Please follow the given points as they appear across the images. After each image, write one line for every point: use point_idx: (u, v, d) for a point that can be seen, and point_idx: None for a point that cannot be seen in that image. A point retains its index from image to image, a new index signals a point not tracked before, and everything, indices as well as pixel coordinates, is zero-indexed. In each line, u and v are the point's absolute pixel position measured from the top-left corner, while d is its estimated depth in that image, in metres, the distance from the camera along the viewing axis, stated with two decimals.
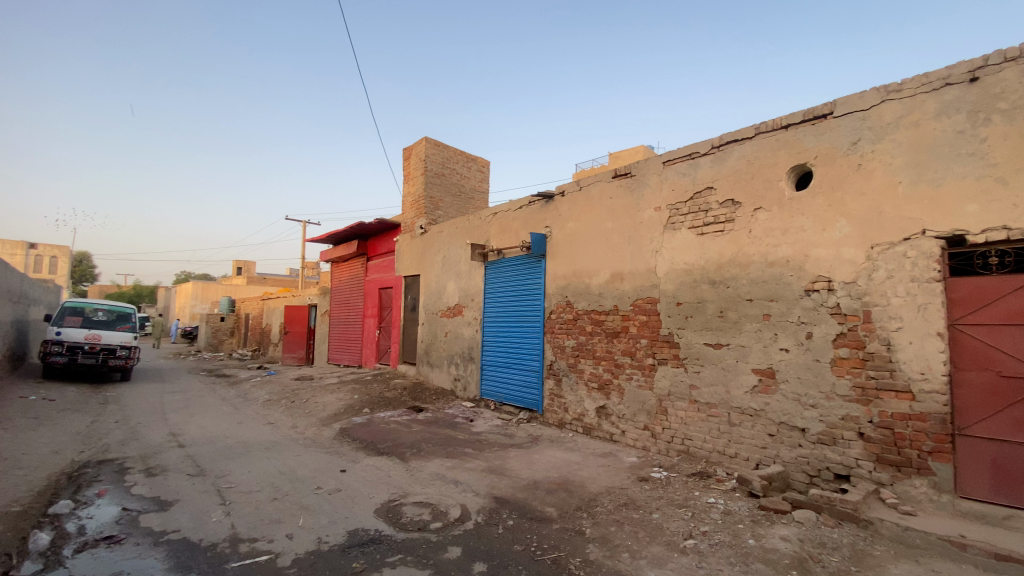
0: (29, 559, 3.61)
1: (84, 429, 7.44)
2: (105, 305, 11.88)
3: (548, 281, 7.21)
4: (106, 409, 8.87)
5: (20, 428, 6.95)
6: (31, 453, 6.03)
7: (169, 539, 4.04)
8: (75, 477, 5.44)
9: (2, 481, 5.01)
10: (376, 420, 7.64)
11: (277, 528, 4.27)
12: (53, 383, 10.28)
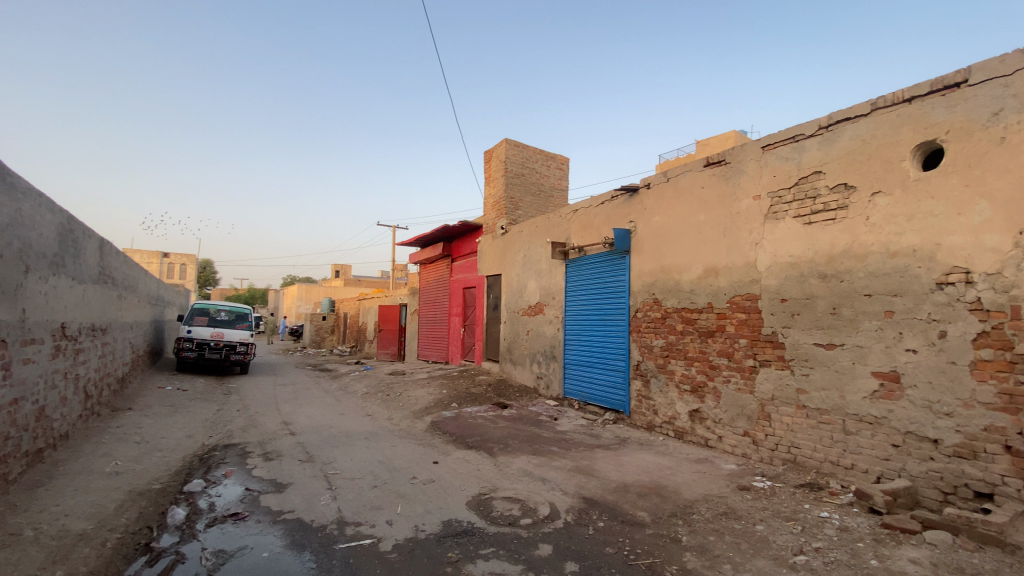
0: (168, 532, 4.13)
1: (212, 416, 8.39)
2: (226, 306, 13.33)
3: (634, 278, 6.97)
4: (230, 398, 9.92)
5: (161, 415, 7.99)
6: (169, 437, 6.91)
7: (286, 518, 4.43)
8: (206, 459, 6.14)
9: (147, 463, 5.78)
10: (464, 416, 7.85)
11: (377, 513, 4.52)
12: (188, 375, 11.73)
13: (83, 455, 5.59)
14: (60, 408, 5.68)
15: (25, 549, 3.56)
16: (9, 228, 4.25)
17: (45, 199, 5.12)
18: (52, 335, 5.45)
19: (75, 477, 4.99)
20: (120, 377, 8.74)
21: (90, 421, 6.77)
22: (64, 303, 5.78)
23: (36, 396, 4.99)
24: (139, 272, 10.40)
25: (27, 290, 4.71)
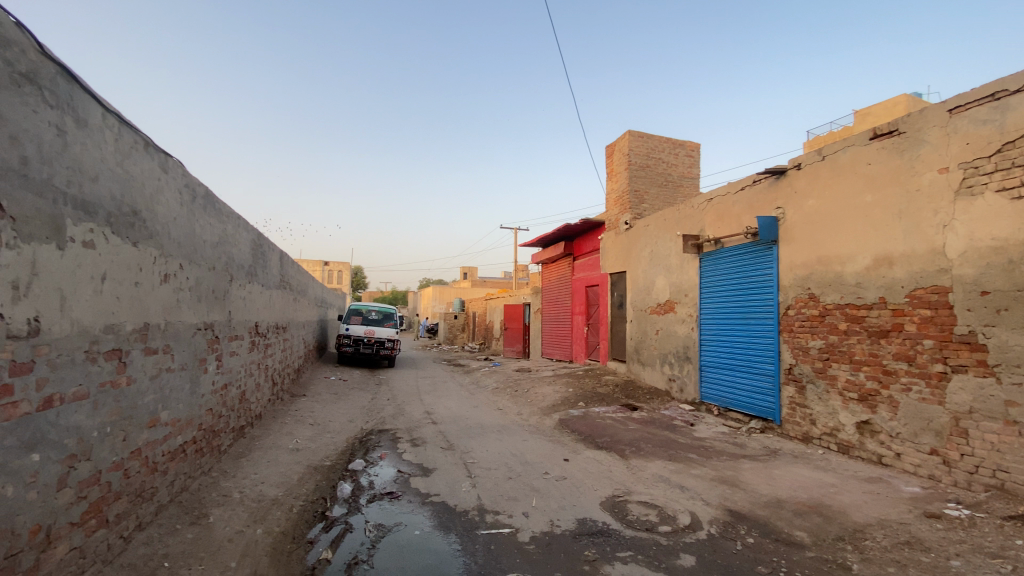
0: (339, 504, 4.75)
1: (367, 404, 9.43)
2: (375, 307, 14.87)
3: (783, 271, 6.29)
4: (380, 389, 11.05)
5: (327, 401, 9.19)
6: (335, 421, 7.91)
7: (433, 501, 4.81)
8: (364, 442, 6.91)
9: (321, 441, 6.70)
10: (593, 415, 7.77)
11: (514, 504, 4.68)
12: (346, 366, 13.33)
13: (273, 433, 6.66)
14: (255, 392, 6.83)
15: (235, 508, 4.35)
16: (218, 246, 5.23)
17: (242, 220, 6.20)
18: (249, 331, 6.59)
19: (268, 451, 5.97)
20: (296, 368, 10.23)
21: (276, 404, 8.04)
22: (256, 305, 6.94)
23: (239, 382, 6.06)
24: (308, 278, 12.07)
25: (231, 295, 5.74)
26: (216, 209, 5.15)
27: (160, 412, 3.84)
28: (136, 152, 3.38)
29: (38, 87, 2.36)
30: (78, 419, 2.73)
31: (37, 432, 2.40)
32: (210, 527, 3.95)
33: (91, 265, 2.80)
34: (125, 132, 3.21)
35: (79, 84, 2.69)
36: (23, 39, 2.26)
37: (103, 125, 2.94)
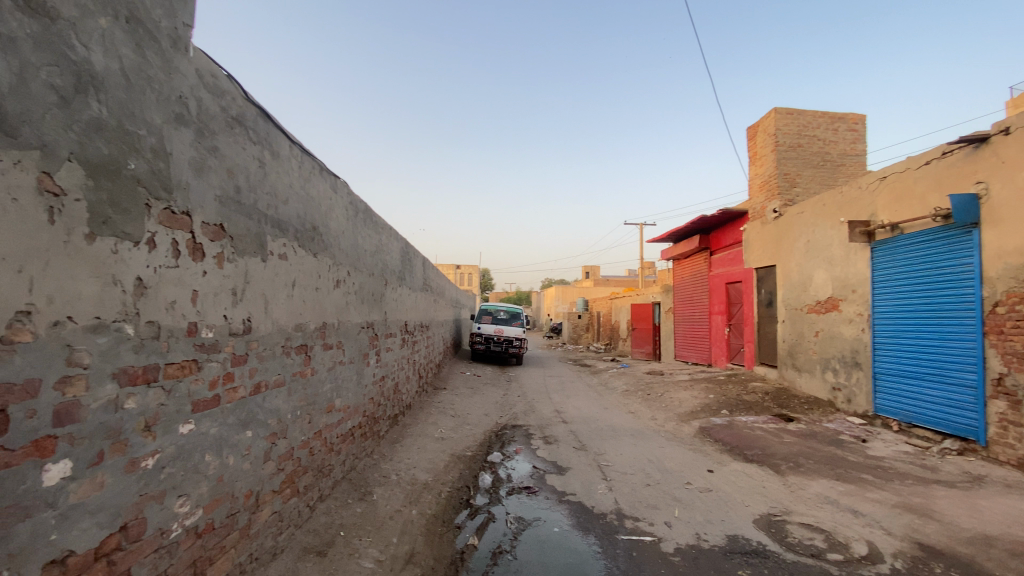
0: (482, 493, 5.01)
1: (500, 400, 9.81)
2: (504, 307, 15.39)
3: (990, 260, 5.14)
4: (512, 386, 11.40)
5: (464, 395, 9.75)
6: (473, 414, 8.36)
7: (570, 499, 4.84)
8: (501, 436, 7.20)
9: (462, 433, 7.13)
10: (739, 424, 7.14)
11: (655, 512, 4.49)
12: (480, 363, 14.01)
13: (420, 423, 7.26)
14: (405, 384, 7.51)
15: (393, 489, 4.84)
16: (376, 254, 5.86)
17: (393, 230, 6.87)
18: (400, 330, 7.27)
19: (417, 439, 6.53)
20: (437, 363, 11.00)
21: (422, 396, 8.75)
22: (405, 305, 7.62)
23: (393, 374, 6.73)
24: (445, 280, 12.91)
25: (386, 297, 6.39)
26: (373, 222, 5.77)
27: (335, 399, 4.42)
28: (315, 176, 3.94)
29: (247, 128, 2.86)
30: (277, 403, 3.26)
31: (250, 413, 2.91)
32: (374, 503, 4.44)
33: (284, 274, 3.33)
34: (306, 160, 3.76)
35: (274, 123, 3.21)
36: (236, 90, 2.75)
37: (290, 155, 3.47)
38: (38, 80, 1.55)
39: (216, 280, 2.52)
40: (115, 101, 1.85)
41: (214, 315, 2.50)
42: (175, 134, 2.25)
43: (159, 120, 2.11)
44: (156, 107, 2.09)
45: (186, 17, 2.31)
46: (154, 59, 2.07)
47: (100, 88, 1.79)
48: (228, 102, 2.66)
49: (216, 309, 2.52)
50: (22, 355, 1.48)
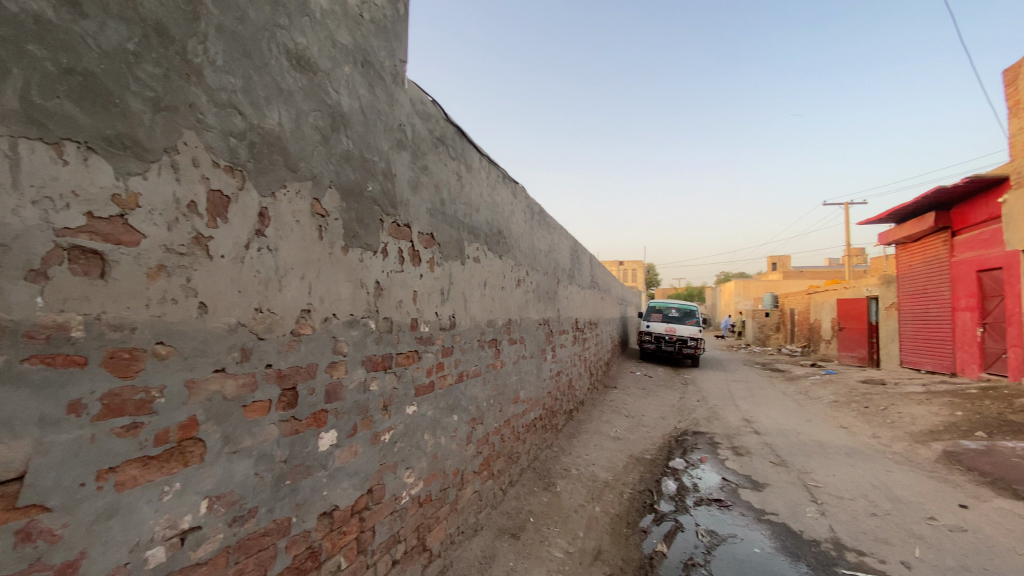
0: (666, 500, 4.78)
1: (677, 403, 9.25)
2: (676, 304, 14.44)
3: None
4: (687, 389, 10.64)
5: (638, 395, 9.44)
6: (648, 416, 8.05)
7: (770, 519, 4.32)
8: (681, 441, 6.78)
9: (639, 435, 6.92)
10: (1004, 450, 5.57)
11: (886, 548, 3.75)
12: (652, 363, 13.42)
13: (595, 420, 7.25)
14: (578, 381, 7.57)
15: (576, 483, 4.93)
16: (549, 254, 6.03)
17: (564, 230, 6.98)
18: (573, 327, 7.36)
19: (593, 436, 6.54)
20: (607, 362, 10.85)
21: (594, 394, 8.71)
22: (576, 303, 7.69)
23: (568, 371, 6.84)
24: (612, 278, 12.64)
25: (559, 295, 6.53)
26: (546, 223, 5.95)
27: (520, 391, 4.67)
28: (499, 184, 4.21)
29: (448, 146, 3.18)
30: (475, 392, 3.57)
31: (456, 399, 3.23)
32: (558, 495, 4.58)
33: (479, 274, 3.63)
34: (492, 169, 4.05)
35: (468, 139, 3.52)
36: (439, 113, 3.08)
37: (480, 167, 3.76)
38: (309, 124, 1.92)
39: (429, 281, 2.85)
40: (356, 134, 2.22)
41: (429, 312, 2.84)
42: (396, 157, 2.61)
43: (386, 146, 2.46)
44: (383, 136, 2.45)
45: (402, 53, 2.66)
46: (381, 95, 2.44)
47: (347, 124, 2.15)
48: (433, 124, 3.00)
49: (430, 307, 2.86)
50: (305, 344, 1.86)
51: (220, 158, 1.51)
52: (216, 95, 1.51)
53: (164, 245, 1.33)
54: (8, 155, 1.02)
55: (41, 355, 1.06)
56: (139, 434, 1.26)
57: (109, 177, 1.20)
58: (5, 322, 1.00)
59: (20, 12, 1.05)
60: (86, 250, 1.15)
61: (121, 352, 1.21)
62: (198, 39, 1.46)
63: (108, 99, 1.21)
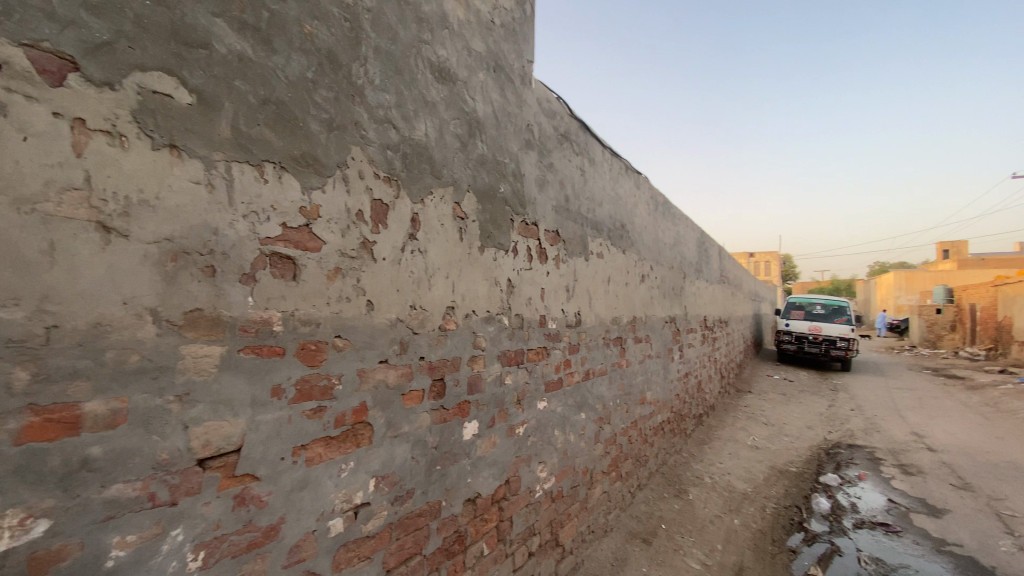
0: (818, 519, 4.25)
1: (826, 411, 8.21)
2: (821, 299, 12.77)
3: None
4: (838, 396, 9.37)
5: (777, 401, 8.55)
6: (791, 424, 7.25)
7: (955, 552, 3.64)
8: (833, 455, 5.98)
9: (780, 444, 6.27)
10: None
11: None
12: (793, 366, 12.06)
13: (728, 426, 6.71)
14: (708, 384, 7.06)
15: (710, 492, 4.61)
16: (674, 247, 5.70)
17: (690, 221, 6.56)
18: (701, 326, 6.88)
19: (727, 443, 6.06)
20: (739, 363, 9.99)
21: (726, 398, 8.06)
22: (704, 300, 7.18)
23: (696, 372, 6.42)
24: (744, 272, 11.58)
25: (685, 290, 6.14)
26: (671, 215, 5.63)
27: (647, 392, 4.48)
28: (621, 176, 4.07)
29: (572, 142, 3.16)
30: (602, 391, 3.50)
31: (583, 397, 3.21)
32: (691, 503, 4.32)
33: (603, 271, 3.56)
34: (615, 161, 3.93)
35: (591, 133, 3.46)
36: (563, 109, 3.07)
37: (603, 160, 3.68)
38: (450, 131, 2.03)
39: (557, 278, 2.86)
40: (490, 137, 2.30)
41: (557, 309, 2.85)
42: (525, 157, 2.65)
43: (516, 147, 2.52)
44: (514, 137, 2.50)
45: (529, 54, 2.70)
46: (511, 97, 2.49)
47: (482, 129, 2.24)
48: (558, 120, 2.99)
49: (557, 304, 2.86)
50: (451, 339, 1.97)
51: (380, 170, 1.66)
52: (375, 111, 1.66)
53: (339, 250, 1.49)
54: (226, 177, 1.21)
55: (251, 346, 1.25)
56: (322, 416, 1.43)
57: (297, 192, 1.38)
58: (228, 318, 1.19)
59: (230, 53, 1.24)
60: (282, 256, 1.33)
61: (309, 343, 1.39)
62: (359, 62, 1.61)
63: (295, 123, 1.38)
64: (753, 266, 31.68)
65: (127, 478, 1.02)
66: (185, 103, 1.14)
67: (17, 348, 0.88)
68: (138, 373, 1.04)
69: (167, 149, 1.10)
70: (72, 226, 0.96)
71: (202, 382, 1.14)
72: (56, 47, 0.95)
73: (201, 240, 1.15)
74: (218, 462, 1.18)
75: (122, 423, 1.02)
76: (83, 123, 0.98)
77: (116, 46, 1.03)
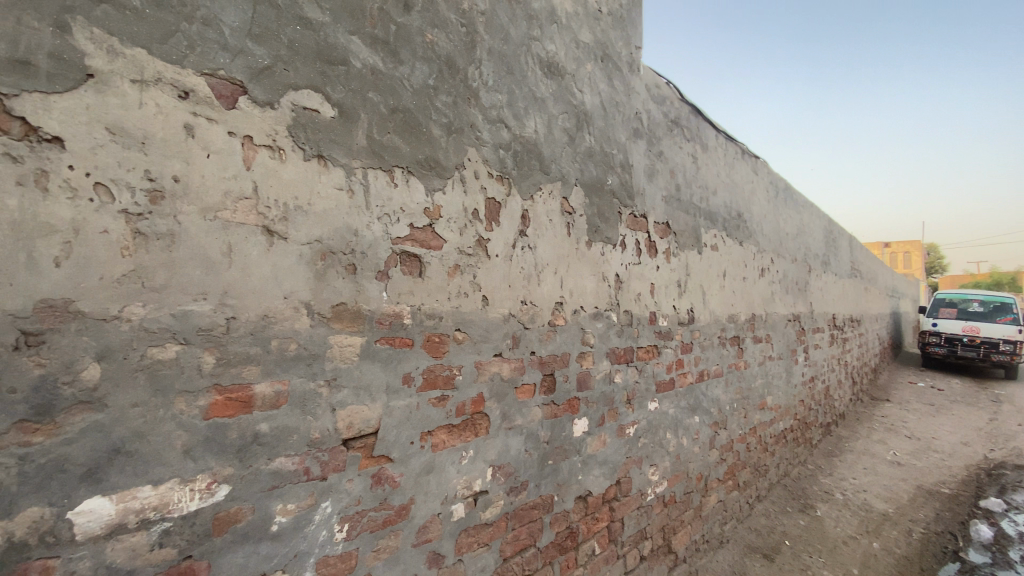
0: (977, 548, 3.60)
1: (988, 425, 6.96)
2: (978, 295, 10.80)
3: None
4: (1005, 408, 7.92)
5: (923, 412, 7.42)
6: (943, 439, 6.25)
7: None
8: (997, 476, 5.06)
9: (928, 461, 5.44)
10: None
11: None
12: (945, 373, 10.39)
13: (862, 438, 5.97)
14: (838, 390, 6.32)
15: (842, 510, 4.13)
16: (797, 237, 5.17)
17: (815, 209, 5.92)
18: (829, 325, 6.17)
19: (861, 457, 5.39)
20: (874, 368, 8.83)
21: (859, 407, 7.17)
22: (833, 296, 6.43)
23: (824, 376, 5.78)
24: (881, 265, 10.20)
25: (811, 285, 5.54)
26: (793, 202, 5.12)
27: (767, 396, 4.11)
28: (737, 161, 3.77)
29: (683, 128, 3.00)
30: (718, 393, 3.28)
31: (697, 399, 3.03)
32: (820, 521, 3.90)
33: (717, 264, 3.33)
34: (730, 146, 3.66)
35: (703, 117, 3.25)
36: (673, 94, 2.92)
37: (716, 145, 3.44)
38: (559, 126, 2.02)
39: (667, 273, 2.73)
40: (598, 129, 2.25)
41: (668, 305, 2.72)
42: (633, 147, 2.57)
43: (624, 137, 2.44)
44: (622, 127, 2.43)
45: (637, 40, 2.60)
46: (619, 86, 2.42)
47: (590, 121, 2.20)
48: (668, 106, 2.85)
49: (668, 300, 2.74)
50: (561, 334, 1.97)
51: (494, 168, 1.70)
52: (489, 112, 1.70)
53: (458, 248, 1.56)
54: (363, 182, 1.31)
55: (386, 337, 1.35)
56: (445, 405, 1.50)
57: (421, 194, 1.46)
58: (366, 311, 1.30)
59: (364, 67, 1.34)
60: (409, 254, 1.42)
61: (434, 335, 1.47)
62: (474, 65, 1.66)
63: (419, 128, 1.46)
64: (890, 257, 27.81)
65: (288, 453, 1.15)
66: (329, 117, 1.25)
67: (206, 336, 1.03)
68: (296, 359, 1.17)
69: (315, 159, 1.22)
70: (245, 230, 1.10)
71: (346, 369, 1.25)
72: (229, 74, 1.09)
73: (344, 240, 1.26)
74: (358, 442, 1.29)
75: (284, 404, 1.15)
76: (251, 140, 1.12)
77: (274, 69, 1.16)
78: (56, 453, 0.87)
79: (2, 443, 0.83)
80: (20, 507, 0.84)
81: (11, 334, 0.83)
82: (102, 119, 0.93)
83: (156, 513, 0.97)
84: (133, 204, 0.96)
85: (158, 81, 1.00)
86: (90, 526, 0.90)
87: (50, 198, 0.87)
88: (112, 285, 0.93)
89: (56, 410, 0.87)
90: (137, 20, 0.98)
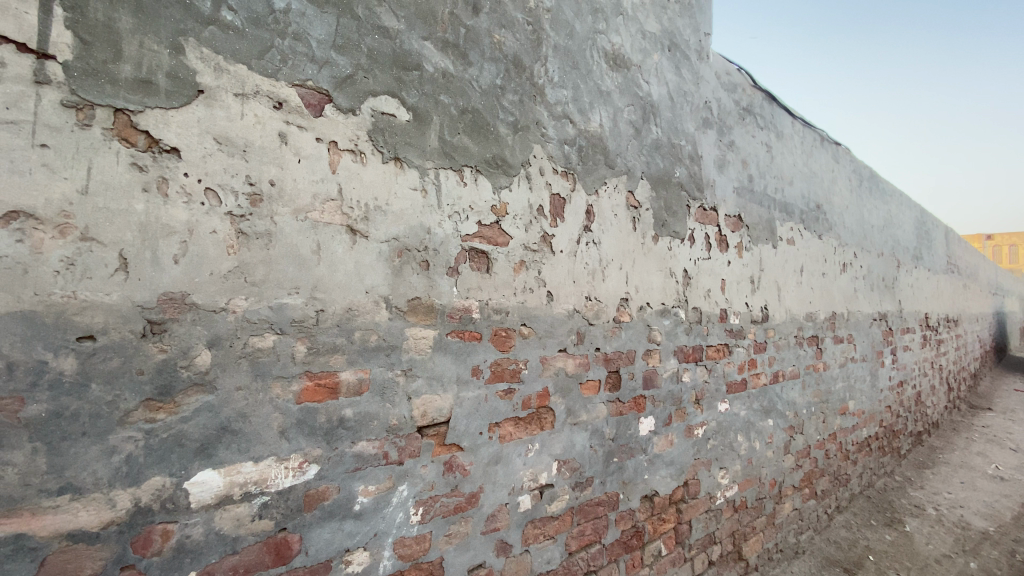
0: None
1: None
2: None
3: None
4: None
5: None
6: None
7: None
8: None
9: None
10: None
11: None
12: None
13: (959, 450, 5.43)
14: (932, 397, 5.77)
15: (936, 526, 3.78)
16: (884, 229, 4.77)
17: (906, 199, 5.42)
18: (921, 325, 5.64)
19: (959, 470, 4.90)
20: (974, 374, 7.97)
21: (955, 415, 6.52)
22: (926, 293, 5.88)
23: (915, 381, 5.30)
24: (985, 262, 9.16)
25: (901, 282, 5.10)
26: (880, 191, 4.73)
27: (849, 401, 3.84)
28: (815, 149, 3.54)
29: (756, 116, 2.86)
30: (794, 395, 3.11)
31: (771, 401, 2.89)
32: (909, 537, 3.59)
33: (794, 259, 3.15)
34: (807, 133, 3.44)
35: (778, 103, 3.09)
36: (745, 80, 2.79)
37: (793, 133, 3.25)
38: (624, 119, 1.99)
39: (738, 268, 2.62)
40: (665, 121, 2.20)
41: (739, 302, 2.62)
42: (702, 137, 2.48)
43: (693, 127, 2.37)
44: (690, 117, 2.36)
45: (706, 26, 2.51)
46: (687, 75, 2.35)
47: (657, 113, 2.15)
48: (739, 93, 2.73)
49: (739, 297, 2.63)
50: (626, 331, 1.95)
51: (558, 164, 1.71)
52: (554, 108, 1.71)
53: (524, 244, 1.58)
54: (436, 182, 1.37)
55: (456, 331, 1.40)
56: (512, 397, 1.54)
57: (489, 192, 1.50)
58: (439, 306, 1.36)
59: (436, 71, 1.39)
60: (477, 251, 1.46)
61: (501, 330, 1.50)
62: (541, 62, 1.68)
63: (487, 127, 1.50)
64: (995, 251, 24.95)
65: (369, 437, 1.23)
66: (405, 120, 1.32)
67: (298, 326, 1.12)
68: (376, 350, 1.24)
69: (392, 161, 1.29)
70: (331, 230, 1.18)
71: (420, 360, 1.32)
72: (316, 84, 1.18)
73: (419, 238, 1.33)
74: (432, 430, 1.34)
75: (366, 391, 1.23)
76: (336, 145, 1.20)
77: (356, 77, 1.24)
78: (175, 429, 0.98)
79: (132, 419, 0.94)
80: (146, 476, 0.95)
81: (139, 323, 0.94)
82: (211, 130, 1.03)
83: (257, 487, 1.07)
84: (237, 207, 1.05)
85: (256, 93, 1.09)
86: (202, 496, 1.01)
87: (169, 202, 0.98)
88: (220, 279, 1.03)
89: (176, 391, 0.98)
90: (239, 38, 1.08)
